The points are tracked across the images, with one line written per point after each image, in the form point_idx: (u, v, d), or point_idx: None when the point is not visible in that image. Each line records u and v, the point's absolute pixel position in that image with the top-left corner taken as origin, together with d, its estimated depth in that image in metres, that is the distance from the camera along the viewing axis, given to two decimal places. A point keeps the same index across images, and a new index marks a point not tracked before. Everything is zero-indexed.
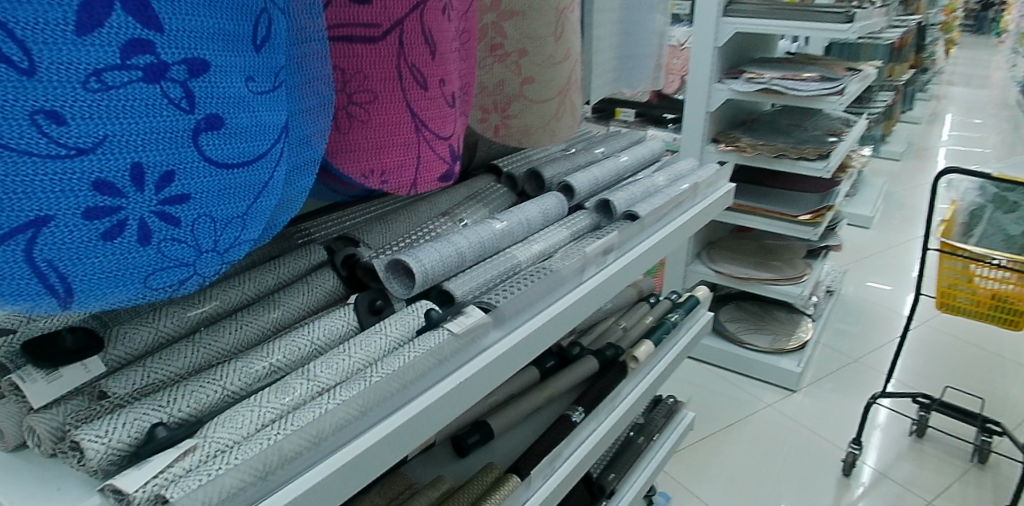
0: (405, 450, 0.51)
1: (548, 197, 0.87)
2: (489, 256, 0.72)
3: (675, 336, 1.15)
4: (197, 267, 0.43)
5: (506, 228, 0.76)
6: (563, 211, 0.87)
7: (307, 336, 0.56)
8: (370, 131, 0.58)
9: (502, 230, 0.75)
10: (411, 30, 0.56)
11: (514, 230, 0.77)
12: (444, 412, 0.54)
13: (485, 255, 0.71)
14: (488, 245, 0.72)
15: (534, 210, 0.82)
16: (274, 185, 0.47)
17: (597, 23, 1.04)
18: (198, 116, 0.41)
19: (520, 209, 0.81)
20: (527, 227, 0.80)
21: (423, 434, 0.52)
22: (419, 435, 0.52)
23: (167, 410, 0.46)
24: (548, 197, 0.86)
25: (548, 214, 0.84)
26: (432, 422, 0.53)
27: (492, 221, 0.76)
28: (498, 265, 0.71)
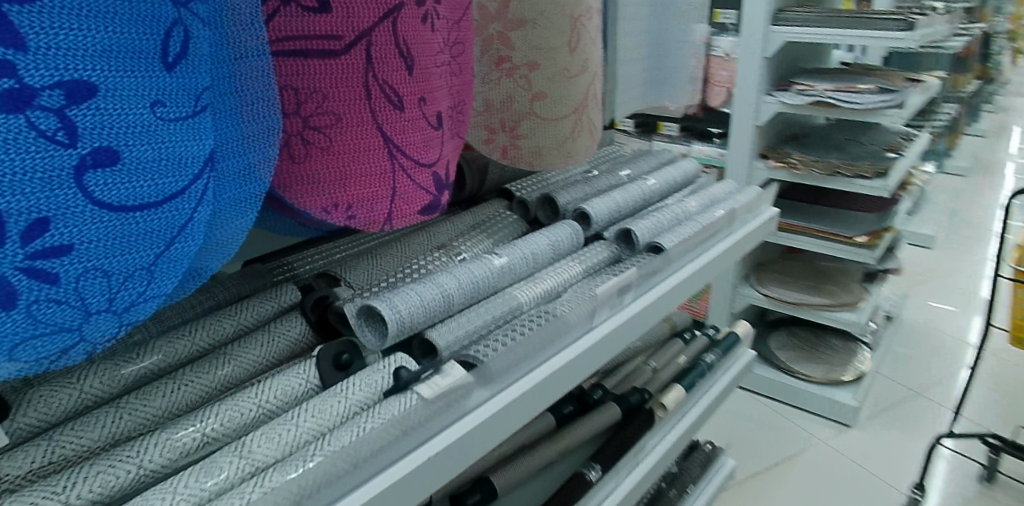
0: None
1: (561, 227, 0.77)
2: (484, 298, 0.63)
3: (710, 379, 1.04)
4: (85, 332, 0.35)
5: (506, 265, 0.67)
6: (578, 242, 0.78)
7: (254, 398, 0.48)
8: (332, 159, 0.49)
9: (501, 267, 0.66)
10: (382, 42, 0.49)
11: (516, 266, 0.68)
12: (404, 496, 0.45)
13: (478, 296, 0.63)
14: (481, 285, 0.63)
15: (542, 243, 0.73)
16: (196, 228, 0.39)
17: (622, 33, 0.94)
18: (82, 151, 0.33)
19: (526, 241, 0.72)
20: (533, 263, 0.71)
21: None
22: None
23: (64, 497, 0.38)
24: (561, 227, 0.77)
25: (560, 247, 0.75)
26: None
27: (490, 257, 0.67)
28: (494, 309, 0.62)
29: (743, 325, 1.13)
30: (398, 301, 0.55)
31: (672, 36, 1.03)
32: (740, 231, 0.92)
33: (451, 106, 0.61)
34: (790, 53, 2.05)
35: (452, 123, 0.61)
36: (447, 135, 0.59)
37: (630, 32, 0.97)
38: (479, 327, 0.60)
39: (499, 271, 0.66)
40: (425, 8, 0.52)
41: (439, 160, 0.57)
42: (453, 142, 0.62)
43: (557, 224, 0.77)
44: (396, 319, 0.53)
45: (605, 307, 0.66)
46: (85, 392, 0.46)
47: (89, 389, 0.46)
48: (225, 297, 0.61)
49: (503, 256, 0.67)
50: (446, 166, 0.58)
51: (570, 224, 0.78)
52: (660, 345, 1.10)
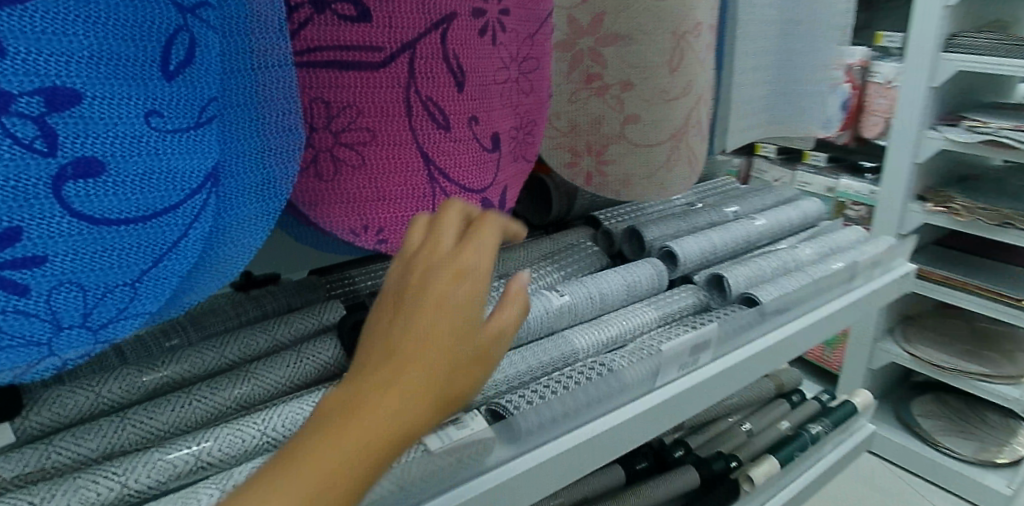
0: None
1: (643, 263, 0.70)
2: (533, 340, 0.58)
3: (813, 452, 0.91)
4: (56, 347, 0.34)
5: (566, 305, 0.60)
6: (660, 281, 0.70)
7: (258, 425, 0.46)
8: (363, 178, 0.45)
9: (560, 307, 0.60)
10: (427, 55, 0.44)
11: (577, 307, 0.61)
12: None
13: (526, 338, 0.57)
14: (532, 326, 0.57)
15: (617, 280, 0.66)
16: (192, 245, 0.37)
17: (743, 53, 0.85)
18: (63, 160, 0.31)
19: (598, 277, 0.65)
20: (601, 302, 0.64)
21: None
22: None
23: None
24: (641, 266, 0.69)
25: (635, 289, 0.67)
26: None
27: (551, 293, 0.61)
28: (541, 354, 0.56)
29: (863, 395, 0.98)
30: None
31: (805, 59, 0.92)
32: (862, 289, 0.79)
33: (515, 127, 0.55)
34: (964, 82, 1.79)
35: (515, 145, 0.56)
36: (508, 158, 0.54)
37: (753, 52, 0.86)
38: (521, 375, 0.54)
39: (556, 311, 0.59)
40: (485, 20, 0.48)
41: (494, 186, 0.52)
42: (516, 166, 0.56)
43: (638, 263, 0.70)
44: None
45: (673, 367, 0.58)
46: (101, 396, 0.46)
47: (107, 393, 0.46)
48: (271, 308, 0.60)
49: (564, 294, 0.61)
50: (502, 192, 0.53)
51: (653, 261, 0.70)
52: (760, 405, 0.97)
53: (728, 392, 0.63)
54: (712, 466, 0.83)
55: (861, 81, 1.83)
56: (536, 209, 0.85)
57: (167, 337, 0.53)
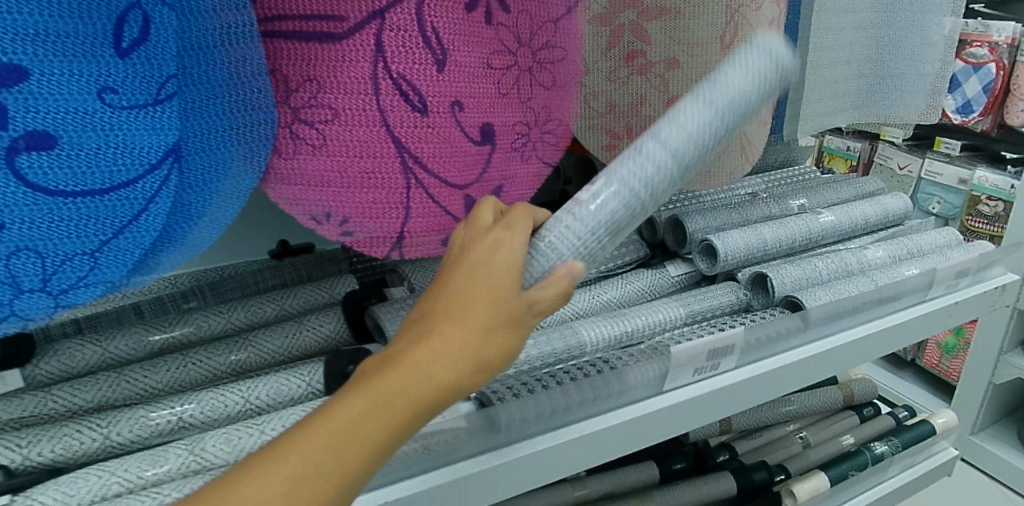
0: None
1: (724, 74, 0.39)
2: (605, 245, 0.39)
3: (878, 472, 0.81)
4: (18, 307, 0.36)
5: (661, 176, 0.38)
6: (774, 78, 0.39)
7: (244, 392, 0.47)
8: (326, 159, 0.42)
9: (659, 182, 0.39)
10: (398, 28, 0.40)
11: (681, 173, 0.39)
12: None
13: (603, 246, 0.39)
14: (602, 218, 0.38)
15: (697, 118, 0.38)
16: (153, 216, 0.38)
17: (823, 28, 0.75)
18: (13, 134, 0.32)
19: (660, 134, 0.38)
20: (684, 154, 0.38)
21: None
22: None
23: (24, 453, 0.41)
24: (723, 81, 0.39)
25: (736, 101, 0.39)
26: None
27: (610, 174, 0.39)
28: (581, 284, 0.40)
29: (948, 414, 0.86)
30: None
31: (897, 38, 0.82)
32: (941, 300, 0.69)
33: (531, 121, 0.50)
34: None
35: (531, 142, 0.51)
36: (505, 152, 0.49)
37: (837, 29, 0.77)
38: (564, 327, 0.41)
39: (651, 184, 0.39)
40: None
41: (478, 183, 0.48)
42: (529, 167, 0.52)
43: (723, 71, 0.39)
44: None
45: (686, 370, 0.54)
46: (108, 351, 0.49)
47: (115, 349, 0.49)
48: (290, 278, 0.61)
49: (621, 173, 0.38)
50: (498, 188, 0.50)
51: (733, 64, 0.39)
52: (826, 415, 0.88)
53: (751, 404, 0.58)
54: (754, 474, 0.74)
55: (1009, 61, 1.56)
56: None
57: (185, 299, 0.56)
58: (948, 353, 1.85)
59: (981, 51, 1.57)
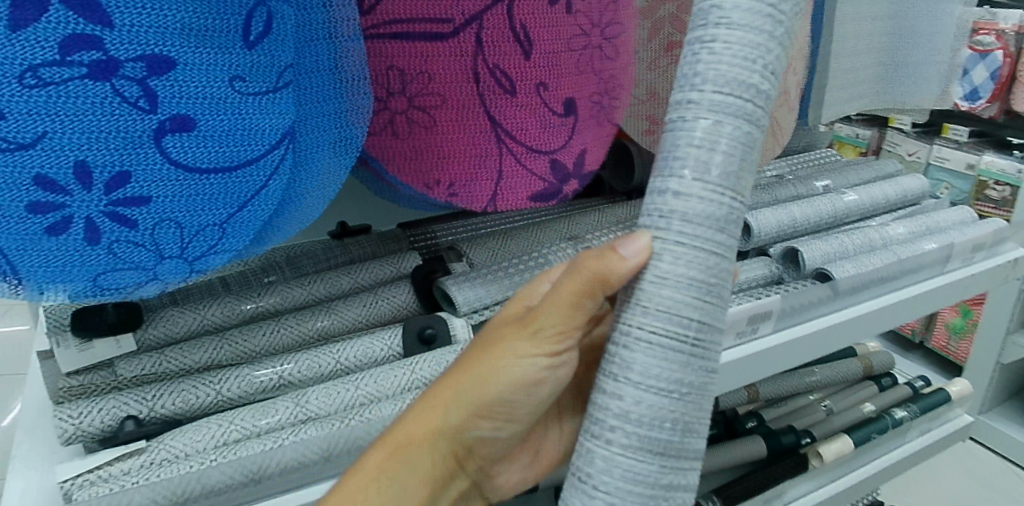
0: None
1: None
2: (715, 189, 0.33)
3: (897, 437, 0.86)
4: (159, 271, 0.41)
5: (754, 79, 0.33)
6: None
7: (334, 354, 0.52)
8: (434, 137, 0.52)
9: (759, 81, 0.33)
10: (492, 26, 0.49)
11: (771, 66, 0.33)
12: None
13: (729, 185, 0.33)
14: (694, 157, 0.33)
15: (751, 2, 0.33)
16: (270, 193, 0.43)
17: (846, 18, 0.80)
18: (162, 116, 0.37)
19: (725, 39, 0.33)
20: (766, 38, 0.33)
21: None
22: None
23: (148, 405, 0.46)
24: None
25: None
26: None
27: (689, 107, 0.33)
28: (704, 257, 0.33)
29: (961, 383, 0.91)
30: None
31: (914, 27, 0.87)
32: (958, 272, 0.74)
33: (602, 92, 0.57)
34: None
35: (602, 111, 0.57)
36: (587, 122, 0.56)
37: (859, 19, 0.82)
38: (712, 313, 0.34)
39: (751, 87, 0.33)
40: None
41: (567, 149, 0.56)
42: (604, 131, 0.59)
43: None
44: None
45: (728, 335, 0.59)
46: (207, 318, 0.54)
47: (212, 317, 0.54)
48: (358, 255, 0.66)
49: (710, 95, 0.33)
50: (579, 154, 0.56)
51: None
52: (847, 386, 0.93)
53: (786, 368, 0.63)
54: (782, 438, 0.79)
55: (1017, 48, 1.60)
56: (621, 176, 0.86)
57: (265, 273, 0.61)
58: (956, 334, 1.88)
59: (988, 39, 1.62)
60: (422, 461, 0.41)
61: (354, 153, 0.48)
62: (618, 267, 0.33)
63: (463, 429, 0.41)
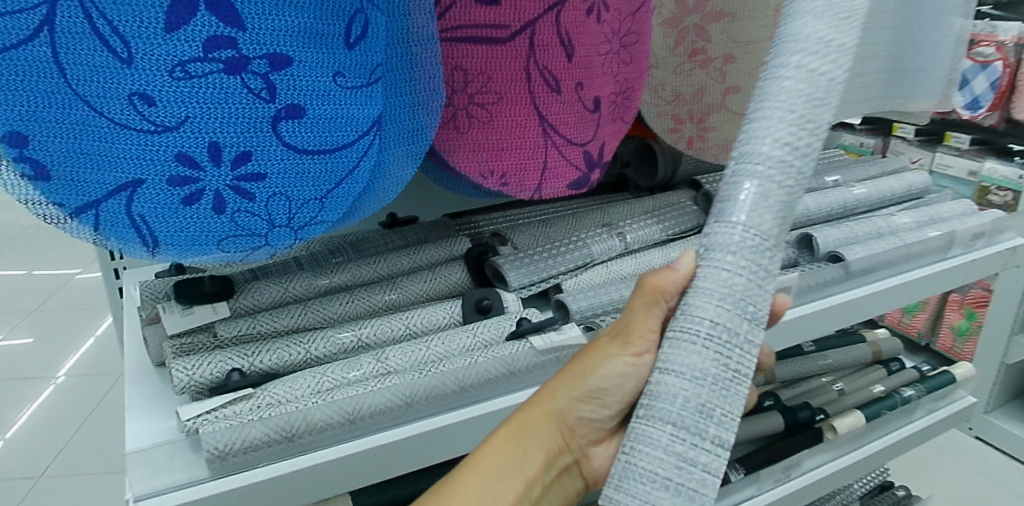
0: (440, 457, 0.52)
1: (780, 58, 0.42)
2: (732, 226, 0.40)
3: (905, 415, 0.92)
4: (269, 239, 0.48)
5: (776, 155, 0.40)
6: (830, 34, 0.41)
7: (404, 320, 0.59)
8: (490, 131, 0.57)
9: (781, 156, 0.40)
10: (544, 32, 0.55)
11: (795, 147, 0.41)
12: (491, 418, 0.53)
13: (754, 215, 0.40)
14: (721, 207, 0.41)
15: (786, 99, 0.41)
16: (360, 173, 0.50)
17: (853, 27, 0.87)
18: (278, 105, 0.44)
19: (756, 126, 0.41)
20: (796, 124, 0.40)
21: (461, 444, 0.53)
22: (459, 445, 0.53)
23: (249, 360, 0.53)
24: (805, 53, 0.41)
25: (822, 71, 0.41)
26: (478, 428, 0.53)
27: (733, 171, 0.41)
28: (720, 276, 0.40)
29: (964, 366, 0.97)
30: (577, 330, 0.58)
31: (916, 35, 0.94)
32: (960, 258, 0.80)
33: (617, 93, 0.63)
34: None
35: (619, 109, 0.64)
36: (607, 119, 0.63)
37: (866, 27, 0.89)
38: (728, 319, 0.39)
39: (772, 161, 0.40)
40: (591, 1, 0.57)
41: (597, 141, 0.62)
42: (622, 127, 0.66)
43: (783, 40, 0.42)
44: (570, 344, 0.57)
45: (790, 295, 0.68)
46: (288, 290, 0.61)
47: (292, 289, 0.61)
48: (412, 239, 0.72)
49: (741, 163, 0.41)
50: (601, 147, 0.63)
51: (784, 32, 0.42)
52: (858, 369, 1.00)
53: (813, 336, 0.69)
54: (798, 413, 0.85)
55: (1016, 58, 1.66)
56: (646, 173, 0.92)
57: (333, 254, 0.68)
58: (960, 336, 1.93)
59: (989, 50, 1.69)
60: (540, 435, 0.48)
61: (426, 142, 0.55)
62: (669, 279, 0.42)
63: (567, 409, 0.48)
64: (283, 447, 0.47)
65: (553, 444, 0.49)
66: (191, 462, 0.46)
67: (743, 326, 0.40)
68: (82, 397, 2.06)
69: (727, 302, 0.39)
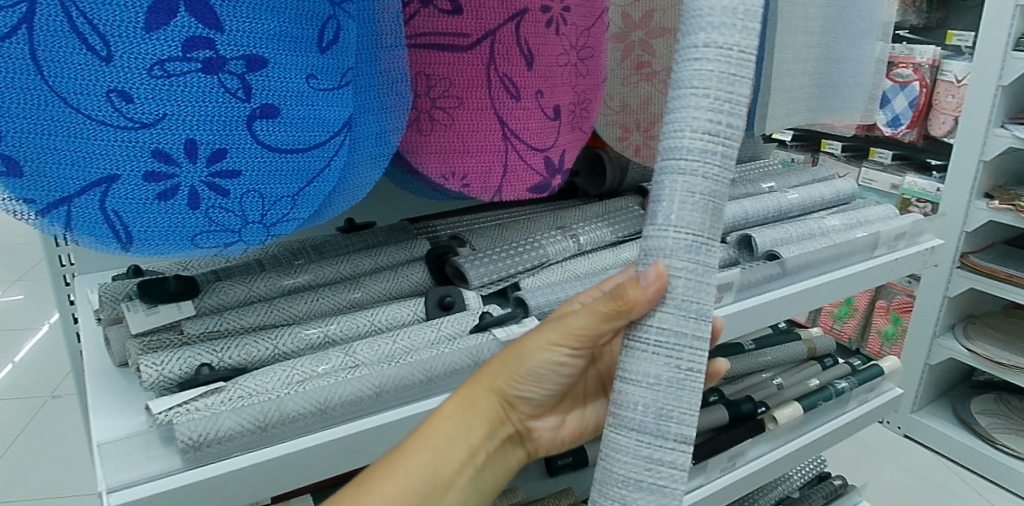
0: None
1: (689, 36, 0.39)
2: (668, 230, 0.40)
3: (839, 407, 0.98)
4: (242, 235, 0.50)
5: (699, 145, 0.39)
6: (734, 1, 0.38)
7: (369, 317, 0.61)
8: (453, 134, 0.60)
9: (703, 146, 0.39)
10: (504, 41, 0.59)
11: (716, 133, 0.39)
12: None
13: (688, 204, 0.39)
14: (656, 208, 0.41)
15: (701, 83, 0.38)
16: (330, 173, 0.52)
17: (785, 46, 0.94)
18: (253, 105, 0.46)
19: (674, 116, 0.39)
20: (714, 107, 0.39)
21: None
22: None
23: (218, 356, 0.54)
24: (713, 28, 0.38)
25: (728, 45, 0.38)
26: None
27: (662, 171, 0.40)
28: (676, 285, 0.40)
29: (890, 359, 1.05)
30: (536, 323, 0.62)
31: (841, 54, 1.02)
32: (884, 258, 0.88)
33: (575, 103, 0.67)
34: None
35: (576, 117, 0.67)
36: (566, 127, 0.66)
37: (796, 45, 0.96)
38: (676, 323, 0.41)
39: (695, 152, 0.39)
40: (550, 15, 0.61)
41: (555, 147, 0.65)
42: (579, 136, 0.69)
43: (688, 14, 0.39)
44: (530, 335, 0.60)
45: (729, 292, 0.72)
46: (252, 290, 0.62)
47: (257, 289, 0.62)
48: (372, 242, 0.74)
49: (666, 159, 0.40)
50: (560, 153, 0.66)
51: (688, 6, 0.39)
52: (794, 365, 1.06)
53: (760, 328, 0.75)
54: (742, 406, 0.90)
55: (931, 79, 1.78)
56: (594, 181, 0.96)
57: (294, 256, 0.69)
58: (888, 340, 2.06)
59: (907, 72, 1.81)
60: (483, 407, 0.50)
61: (392, 145, 0.57)
62: (637, 296, 0.40)
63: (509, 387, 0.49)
64: (255, 436, 0.48)
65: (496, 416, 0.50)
66: (164, 453, 0.47)
67: (688, 327, 0.41)
68: (10, 422, 1.97)
69: (670, 308, 0.41)
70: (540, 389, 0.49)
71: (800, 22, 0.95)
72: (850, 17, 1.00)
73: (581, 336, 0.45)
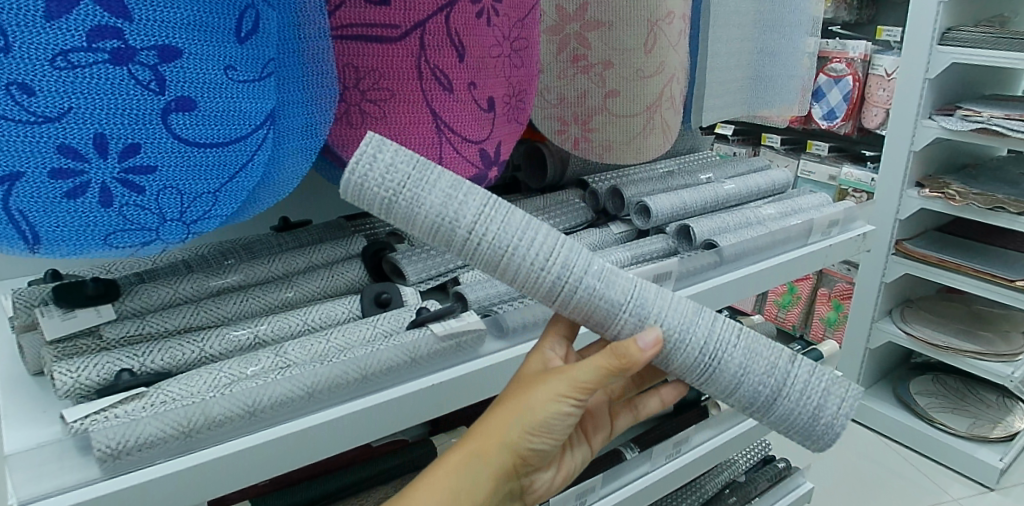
0: (343, 444, 0.54)
1: (456, 247, 0.47)
2: (620, 318, 0.49)
3: None
4: (161, 232, 0.48)
5: (557, 271, 0.47)
6: (437, 207, 0.46)
7: (303, 316, 0.60)
8: (384, 127, 0.59)
9: (558, 264, 0.47)
10: (434, 32, 0.57)
11: (544, 252, 0.47)
12: (395, 406, 0.56)
13: (604, 292, 0.49)
14: (592, 320, 0.50)
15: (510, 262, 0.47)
16: (253, 167, 0.51)
17: (718, 39, 0.96)
18: (168, 98, 0.44)
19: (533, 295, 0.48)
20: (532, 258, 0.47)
21: (365, 432, 0.55)
22: (364, 433, 0.55)
23: (139, 360, 0.51)
24: (457, 226, 0.46)
25: (479, 216, 0.46)
26: (382, 414, 0.55)
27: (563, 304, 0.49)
28: (678, 318, 0.50)
29: (828, 344, 1.08)
30: (475, 317, 0.61)
31: (773, 46, 1.04)
32: (820, 244, 0.90)
33: (509, 95, 0.66)
34: (969, 73, 1.74)
35: (510, 110, 0.67)
36: (501, 120, 0.66)
37: (729, 38, 0.97)
38: (714, 337, 0.51)
39: (564, 270, 0.47)
40: (482, 6, 0.59)
41: (489, 140, 0.65)
42: (513, 127, 0.69)
43: (437, 232, 0.46)
44: (470, 328, 0.59)
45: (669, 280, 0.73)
46: (178, 291, 0.60)
47: (182, 290, 0.60)
48: (307, 239, 0.72)
49: (557, 301, 0.48)
50: (495, 145, 0.66)
51: (424, 225, 0.46)
52: None
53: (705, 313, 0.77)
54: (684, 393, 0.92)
55: (863, 73, 1.84)
56: (535, 175, 0.96)
57: (223, 257, 0.67)
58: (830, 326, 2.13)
59: (840, 66, 1.85)
60: (495, 463, 0.49)
61: (315, 140, 0.58)
62: (637, 356, 0.47)
63: (519, 442, 0.49)
64: (179, 442, 0.47)
65: (509, 467, 0.50)
66: (81, 462, 0.45)
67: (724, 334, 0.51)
68: None
69: (683, 339, 0.50)
70: (552, 442, 0.50)
71: (732, 14, 0.96)
72: (781, 10, 1.02)
73: (589, 388, 0.49)
